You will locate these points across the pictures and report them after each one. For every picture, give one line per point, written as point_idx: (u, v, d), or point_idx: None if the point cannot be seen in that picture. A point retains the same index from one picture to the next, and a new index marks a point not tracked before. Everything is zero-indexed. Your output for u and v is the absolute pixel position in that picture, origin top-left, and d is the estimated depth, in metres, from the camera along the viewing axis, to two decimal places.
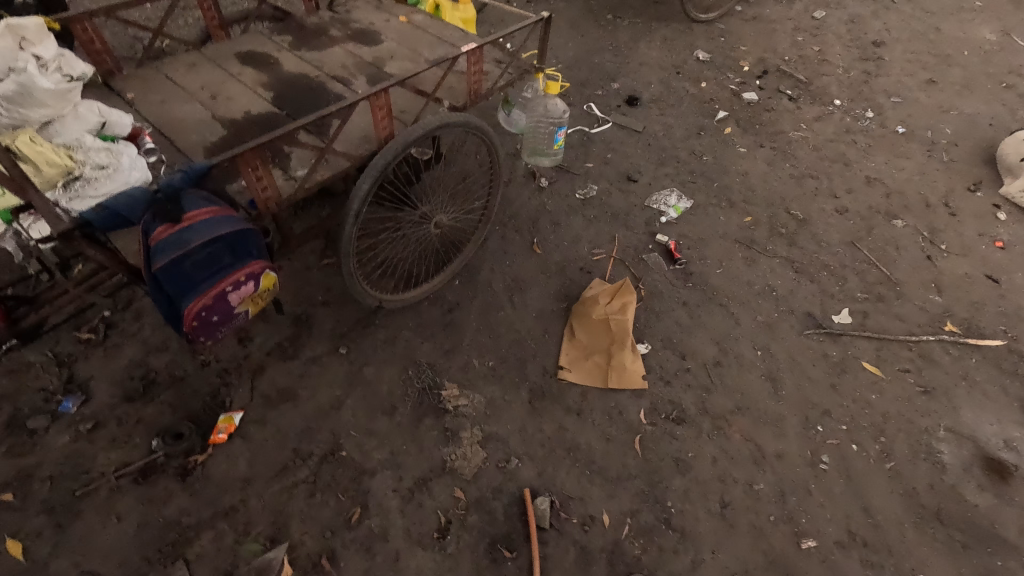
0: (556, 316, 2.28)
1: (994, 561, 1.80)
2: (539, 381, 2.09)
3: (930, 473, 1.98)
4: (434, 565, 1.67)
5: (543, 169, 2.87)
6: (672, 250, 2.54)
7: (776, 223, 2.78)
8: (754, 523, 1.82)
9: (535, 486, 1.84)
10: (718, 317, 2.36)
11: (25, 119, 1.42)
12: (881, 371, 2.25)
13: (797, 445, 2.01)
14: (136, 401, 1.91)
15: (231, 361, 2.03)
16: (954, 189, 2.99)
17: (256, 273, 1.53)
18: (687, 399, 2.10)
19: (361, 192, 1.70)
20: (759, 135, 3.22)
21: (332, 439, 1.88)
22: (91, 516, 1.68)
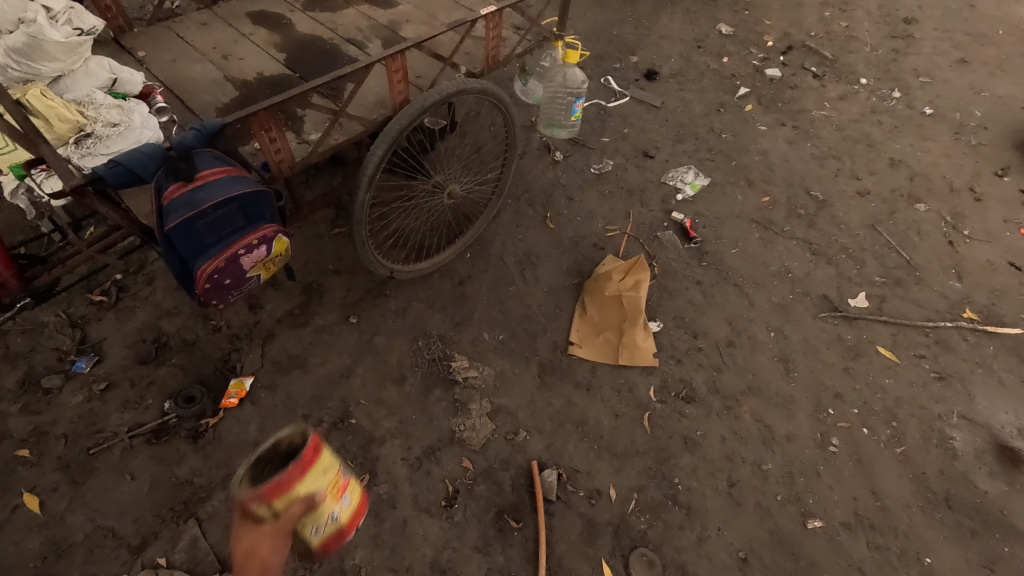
0: (568, 292, 2.26)
1: (1002, 548, 1.80)
2: (549, 356, 2.08)
3: (941, 459, 1.96)
4: (440, 533, 1.69)
5: (557, 142, 2.81)
6: (687, 229, 2.50)
7: (796, 204, 2.71)
8: (761, 502, 1.82)
9: (543, 459, 1.85)
10: (732, 297, 2.33)
11: (37, 73, 1.43)
12: (897, 356, 2.21)
13: (807, 427, 2.00)
14: (148, 364, 1.93)
15: (243, 327, 2.03)
16: (981, 173, 2.90)
17: (268, 237, 1.52)
18: (698, 378, 2.08)
19: (375, 158, 1.67)
20: (781, 114, 3.13)
21: (342, 406, 1.89)
22: (105, 474, 1.71)
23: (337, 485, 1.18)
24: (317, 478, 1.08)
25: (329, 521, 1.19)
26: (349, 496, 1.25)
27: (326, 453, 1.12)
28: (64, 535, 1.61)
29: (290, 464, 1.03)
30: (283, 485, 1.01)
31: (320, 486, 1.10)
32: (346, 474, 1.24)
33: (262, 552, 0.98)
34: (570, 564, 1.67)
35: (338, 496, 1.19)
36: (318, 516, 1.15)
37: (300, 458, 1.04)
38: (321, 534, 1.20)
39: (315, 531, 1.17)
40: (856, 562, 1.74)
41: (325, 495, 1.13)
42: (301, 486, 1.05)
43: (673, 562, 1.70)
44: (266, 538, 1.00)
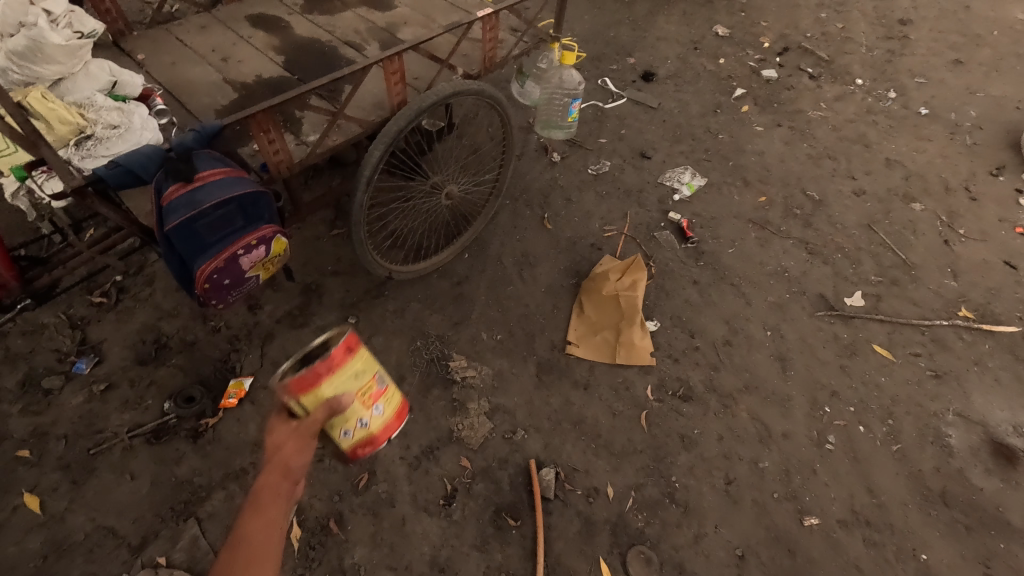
0: (566, 292, 2.27)
1: (998, 545, 1.81)
2: (547, 355, 2.09)
3: (936, 457, 1.97)
4: (439, 531, 1.70)
5: (555, 143, 2.82)
6: (684, 229, 2.51)
7: (792, 204, 2.73)
8: (757, 500, 1.83)
9: (541, 458, 1.86)
10: (729, 297, 2.34)
11: (38, 76, 1.44)
12: (893, 355, 2.23)
13: (804, 425, 2.01)
14: (148, 364, 1.94)
15: (242, 327, 2.04)
16: (976, 173, 2.92)
17: (267, 238, 1.53)
18: (695, 376, 2.09)
19: (373, 158, 1.68)
20: (777, 114, 3.15)
21: None
22: (105, 474, 1.72)
23: (370, 391, 1.16)
24: (345, 379, 1.07)
25: (359, 426, 1.17)
26: (384, 403, 1.21)
27: (359, 355, 1.10)
28: (64, 534, 1.62)
29: (319, 361, 1.03)
30: (307, 380, 1.02)
31: (349, 388, 1.09)
32: (384, 380, 1.20)
33: (286, 448, 1.02)
34: (568, 561, 1.68)
35: (370, 399, 1.16)
36: (347, 416, 1.14)
37: (329, 356, 1.04)
38: (353, 437, 1.18)
39: (345, 433, 1.16)
40: (852, 559, 1.75)
41: (353, 397, 1.11)
42: (328, 387, 1.05)
43: (671, 560, 1.70)
44: (292, 433, 1.04)
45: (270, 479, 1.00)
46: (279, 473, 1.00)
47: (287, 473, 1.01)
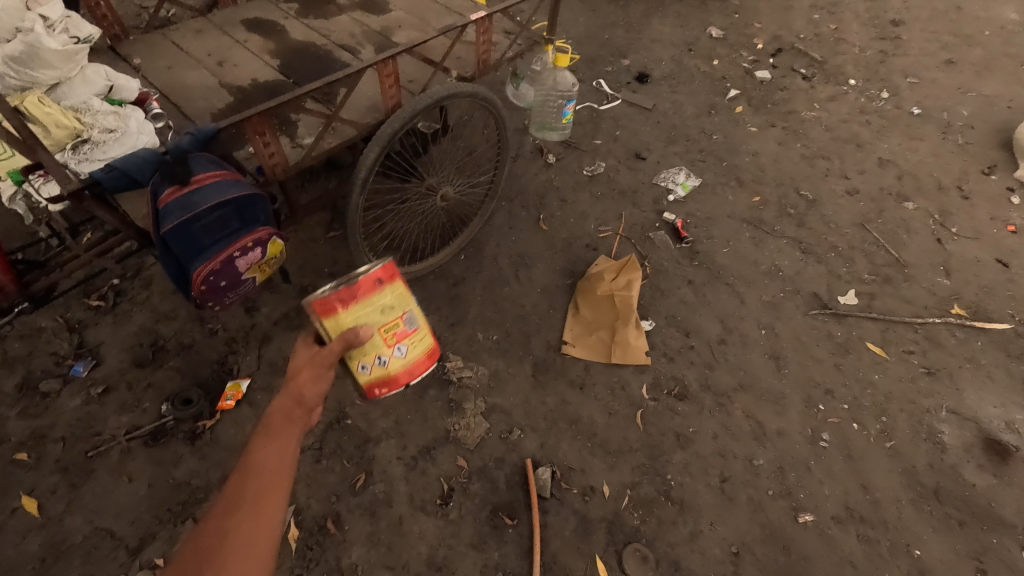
0: (561, 292, 2.29)
1: (990, 539, 1.82)
2: (543, 355, 2.10)
3: (930, 453, 1.99)
4: (436, 530, 1.71)
5: (550, 144, 2.84)
6: (678, 229, 2.53)
7: (786, 203, 2.75)
8: (752, 497, 1.85)
9: (537, 457, 1.87)
10: (723, 296, 2.36)
11: (35, 81, 1.45)
12: (886, 352, 2.25)
13: (798, 422, 2.03)
14: (146, 367, 1.94)
15: (239, 330, 2.05)
16: (968, 171, 2.94)
17: (263, 240, 1.54)
18: (690, 375, 2.11)
19: (368, 160, 1.69)
20: (771, 115, 3.17)
21: (337, 407, 1.91)
22: (103, 476, 1.72)
23: (394, 329, 1.18)
24: (367, 309, 1.12)
25: (377, 363, 1.18)
26: (409, 345, 1.22)
27: (389, 288, 1.16)
28: (63, 537, 1.62)
29: (342, 287, 1.09)
30: (330, 300, 1.08)
31: (371, 319, 1.13)
32: (413, 322, 1.22)
33: (301, 375, 0.96)
34: (564, 560, 1.69)
35: (392, 335, 1.18)
36: (366, 349, 1.15)
37: (351, 284, 1.09)
38: (369, 374, 1.18)
39: (362, 368, 1.16)
40: (846, 555, 1.77)
41: (373, 329, 1.14)
42: (347, 315, 1.09)
43: (666, 557, 1.71)
44: (308, 362, 1.00)
45: (284, 403, 0.93)
46: (293, 395, 0.93)
47: (301, 400, 0.94)
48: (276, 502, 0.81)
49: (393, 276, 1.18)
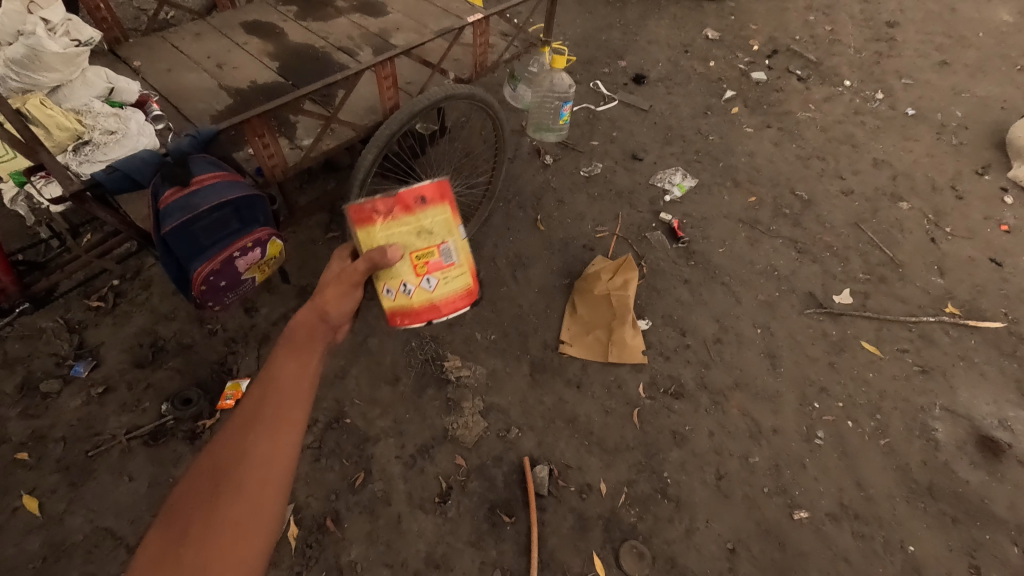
0: (559, 292, 2.30)
1: (983, 535, 1.84)
2: (540, 355, 2.12)
3: (923, 450, 2.01)
4: (434, 528, 1.72)
5: (547, 145, 2.86)
6: (675, 229, 2.55)
7: (781, 203, 2.77)
8: (748, 494, 1.86)
9: (535, 455, 1.88)
10: (719, 295, 2.38)
11: (36, 83, 1.47)
12: (880, 351, 2.27)
13: (793, 420, 2.04)
14: (146, 367, 1.96)
15: (238, 330, 2.06)
16: (962, 171, 2.97)
17: (262, 240, 1.56)
18: (686, 374, 2.13)
19: (367, 161, 1.71)
20: (767, 116, 3.20)
21: (336, 406, 1.93)
22: (104, 476, 1.73)
23: (425, 262, 1.26)
24: (400, 224, 1.24)
25: (403, 290, 1.24)
26: (441, 280, 1.28)
27: (430, 212, 1.29)
28: (63, 536, 1.63)
29: (382, 204, 1.23)
30: (369, 208, 1.21)
31: (404, 237, 1.24)
32: (449, 258, 1.29)
33: (327, 294, 1.08)
34: (561, 557, 1.70)
35: (423, 263, 1.26)
36: (394, 272, 1.22)
37: (390, 203, 1.23)
38: (395, 302, 1.24)
39: (388, 293, 1.23)
40: (841, 551, 1.78)
41: (404, 249, 1.23)
42: (381, 230, 1.22)
43: (663, 554, 1.73)
44: (336, 280, 1.11)
45: (308, 316, 1.05)
46: (318, 309, 1.05)
47: (323, 317, 1.05)
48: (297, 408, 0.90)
49: (434, 209, 1.29)
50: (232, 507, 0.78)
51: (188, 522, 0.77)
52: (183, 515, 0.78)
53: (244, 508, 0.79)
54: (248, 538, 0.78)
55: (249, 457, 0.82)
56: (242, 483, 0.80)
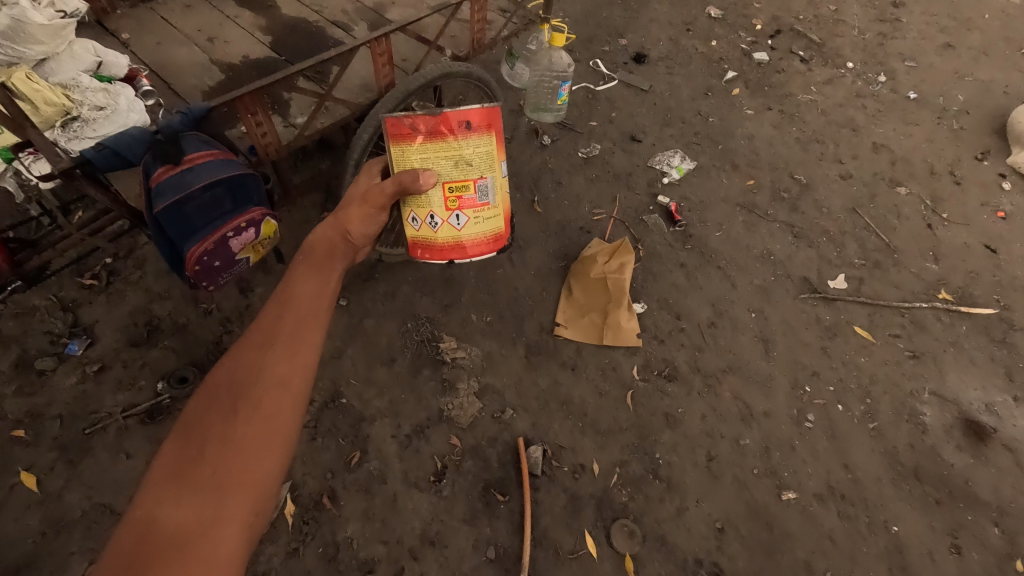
0: (555, 274, 2.30)
1: (965, 516, 1.89)
2: (536, 337, 2.13)
3: (911, 434, 2.05)
4: (430, 506, 1.75)
5: (545, 126, 2.82)
6: (672, 212, 2.54)
7: (779, 188, 2.76)
8: (738, 476, 1.90)
9: (529, 436, 1.91)
10: (714, 280, 2.38)
11: (20, 56, 1.40)
12: (873, 336, 2.29)
13: (784, 404, 2.07)
14: (141, 346, 1.95)
15: (234, 310, 2.05)
16: (961, 157, 2.95)
17: (257, 220, 1.55)
18: (680, 358, 2.14)
19: (362, 140, 1.68)
20: (768, 98, 3.16)
21: (332, 386, 1.94)
22: (101, 454, 1.74)
23: (457, 198, 1.34)
24: (436, 149, 1.31)
25: (429, 221, 1.36)
26: (469, 217, 1.38)
27: (470, 143, 1.33)
28: (62, 512, 1.65)
29: (423, 126, 1.29)
30: (408, 126, 1.29)
31: (438, 163, 1.32)
32: (484, 197, 1.37)
33: (350, 215, 1.26)
34: (554, 535, 1.74)
35: (455, 197, 1.34)
36: (424, 202, 1.33)
37: (431, 126, 1.29)
38: (418, 230, 1.38)
39: (413, 220, 1.36)
40: (826, 531, 1.82)
41: (437, 177, 1.32)
42: (416, 151, 1.31)
43: (654, 532, 1.76)
44: (363, 202, 1.28)
45: (330, 234, 1.22)
46: (340, 230, 1.23)
47: (344, 236, 1.24)
48: (311, 329, 1.00)
49: (477, 136, 1.33)
50: (247, 423, 0.85)
51: (206, 436, 0.83)
52: (203, 423, 0.84)
53: (258, 427, 0.85)
54: (262, 453, 0.84)
55: (260, 380, 0.89)
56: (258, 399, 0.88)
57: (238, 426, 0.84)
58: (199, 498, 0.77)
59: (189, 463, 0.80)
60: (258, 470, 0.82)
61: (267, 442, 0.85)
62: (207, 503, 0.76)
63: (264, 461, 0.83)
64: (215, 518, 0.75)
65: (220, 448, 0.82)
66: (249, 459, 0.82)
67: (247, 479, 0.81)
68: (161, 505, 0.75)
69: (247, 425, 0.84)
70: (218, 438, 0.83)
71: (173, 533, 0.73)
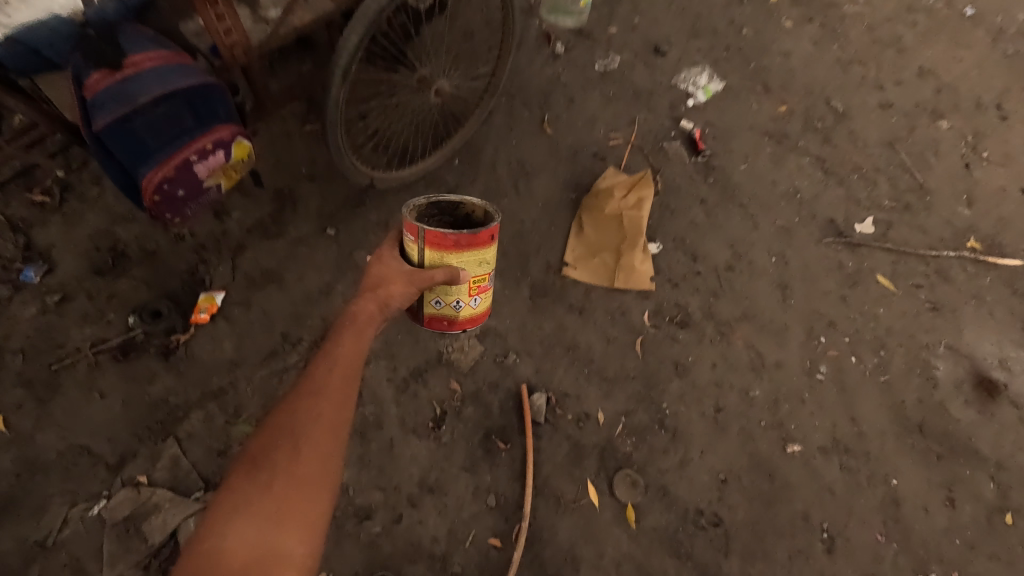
0: (564, 207, 2.09)
1: (963, 471, 1.89)
2: (542, 277, 1.97)
3: (921, 388, 2.00)
4: (428, 453, 1.69)
5: (559, 31, 2.46)
6: (696, 140, 2.28)
7: (813, 116, 2.49)
8: (744, 428, 1.85)
9: (532, 383, 1.82)
10: (735, 219, 2.20)
11: None
12: (894, 286, 2.17)
13: (797, 355, 1.99)
14: (107, 275, 1.76)
15: (209, 237, 1.84)
16: (1011, 88, 2.68)
17: (225, 141, 1.31)
18: (693, 303, 2.01)
19: (350, 45, 1.38)
20: (810, 7, 2.77)
21: (322, 324, 1.78)
22: (72, 392, 1.62)
23: (479, 285, 1.28)
24: (470, 258, 1.20)
25: (452, 304, 1.30)
26: (484, 296, 1.35)
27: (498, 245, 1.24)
28: (36, 453, 1.56)
29: (465, 240, 1.16)
30: (446, 238, 1.15)
31: (468, 268, 1.22)
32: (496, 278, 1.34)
33: (393, 287, 1.19)
34: (555, 484, 1.71)
35: (478, 286, 1.29)
36: (451, 290, 1.26)
37: (472, 239, 1.17)
38: (438, 309, 1.31)
39: (435, 302, 1.29)
40: (827, 483, 1.82)
41: (465, 277, 1.24)
42: (452, 258, 1.19)
43: (656, 483, 1.74)
44: (405, 277, 1.20)
45: (370, 306, 1.19)
46: (380, 301, 1.19)
47: (385, 308, 1.20)
48: (352, 382, 1.10)
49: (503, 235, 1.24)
50: (302, 469, 0.98)
51: (268, 481, 0.97)
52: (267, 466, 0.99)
53: (308, 476, 0.98)
54: (312, 496, 0.97)
55: (310, 432, 1.02)
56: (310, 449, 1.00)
57: (294, 468, 0.98)
58: (262, 531, 0.91)
59: (256, 503, 0.95)
60: (311, 511, 0.95)
61: (318, 485, 0.98)
62: (268, 535, 0.91)
63: (315, 503, 0.97)
64: (273, 555, 0.89)
65: (277, 492, 0.95)
66: (302, 503, 0.96)
67: (301, 519, 0.94)
68: (234, 531, 0.92)
69: (303, 469, 0.98)
70: (278, 479, 0.97)
71: (242, 561, 0.88)
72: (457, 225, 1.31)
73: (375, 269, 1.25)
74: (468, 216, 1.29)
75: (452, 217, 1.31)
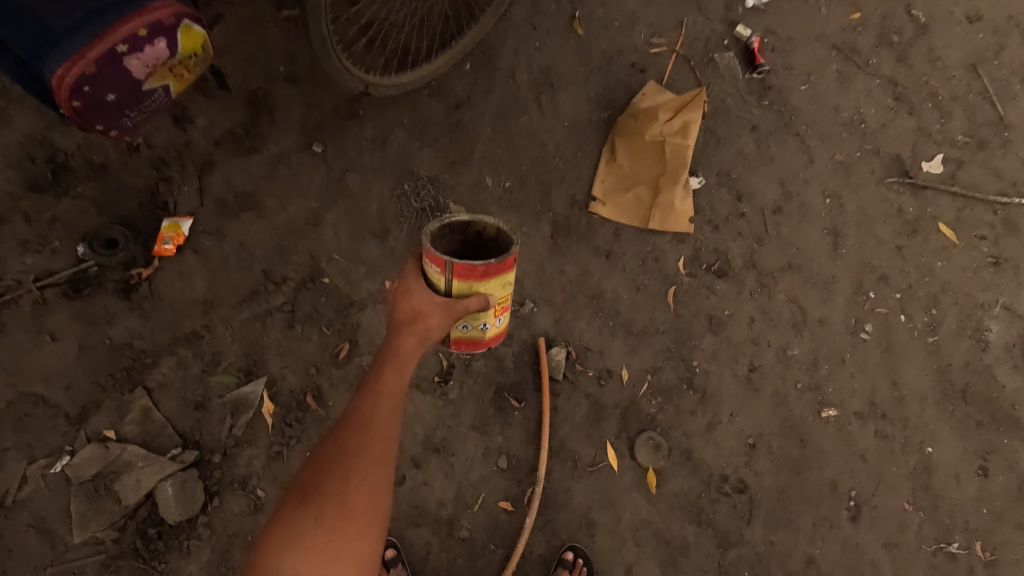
0: (593, 129, 1.75)
1: (1001, 440, 1.77)
2: (565, 213, 1.70)
3: (970, 350, 1.82)
4: (434, 411, 1.54)
5: None
6: (755, 53, 1.86)
7: (889, 27, 1.97)
8: (779, 390, 1.70)
9: (551, 335, 1.62)
10: (789, 151, 1.86)
11: None
12: (957, 236, 1.88)
13: (843, 312, 1.79)
14: (47, 194, 1.46)
15: (168, 150, 1.51)
16: None
17: (165, 25, 0.98)
18: (734, 250, 1.77)
19: None
20: None
21: (311, 261, 1.53)
22: (17, 332, 1.41)
23: (507, 301, 1.03)
24: (500, 283, 0.96)
25: (482, 327, 1.05)
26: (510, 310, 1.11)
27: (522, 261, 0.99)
28: None
29: (496, 267, 0.92)
30: (476, 267, 0.91)
31: (497, 293, 0.97)
32: None
33: (430, 319, 0.99)
34: (572, 446, 1.57)
35: (507, 304, 1.04)
36: (480, 314, 1.01)
37: (502, 265, 0.92)
38: (465, 333, 1.05)
39: (462, 327, 1.03)
40: (859, 450, 1.71)
41: (495, 301, 0.99)
42: (482, 287, 0.95)
43: (680, 446, 1.62)
44: (437, 308, 0.98)
45: (410, 339, 1.01)
46: (419, 335, 1.00)
47: (425, 340, 1.01)
48: (396, 415, 1.00)
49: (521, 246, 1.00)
50: (351, 505, 0.91)
51: (320, 514, 0.90)
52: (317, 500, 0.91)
53: (358, 511, 0.91)
54: (363, 532, 0.90)
55: (357, 466, 0.94)
56: (361, 481, 0.93)
57: (344, 505, 0.91)
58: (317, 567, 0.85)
59: (308, 535, 0.88)
60: (362, 545, 0.89)
61: (369, 520, 0.91)
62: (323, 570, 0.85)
63: (367, 539, 0.90)
64: None
65: (328, 530, 0.88)
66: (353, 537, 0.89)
67: (355, 553, 0.89)
68: (290, 561, 0.86)
69: (354, 504, 0.91)
70: (328, 511, 0.90)
71: None
72: (469, 242, 1.02)
73: (401, 301, 1.03)
74: (480, 231, 1.00)
75: (463, 235, 1.01)
